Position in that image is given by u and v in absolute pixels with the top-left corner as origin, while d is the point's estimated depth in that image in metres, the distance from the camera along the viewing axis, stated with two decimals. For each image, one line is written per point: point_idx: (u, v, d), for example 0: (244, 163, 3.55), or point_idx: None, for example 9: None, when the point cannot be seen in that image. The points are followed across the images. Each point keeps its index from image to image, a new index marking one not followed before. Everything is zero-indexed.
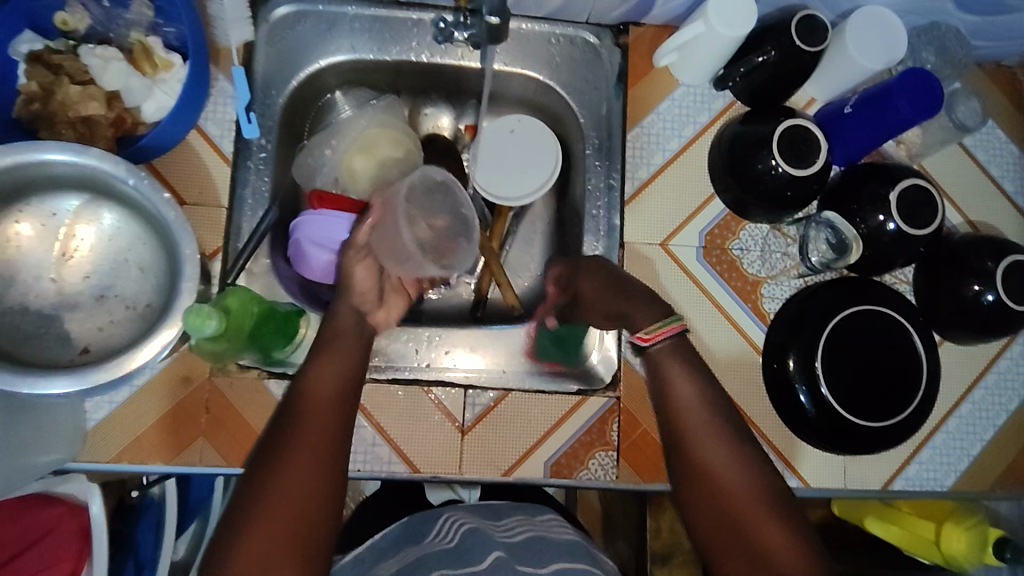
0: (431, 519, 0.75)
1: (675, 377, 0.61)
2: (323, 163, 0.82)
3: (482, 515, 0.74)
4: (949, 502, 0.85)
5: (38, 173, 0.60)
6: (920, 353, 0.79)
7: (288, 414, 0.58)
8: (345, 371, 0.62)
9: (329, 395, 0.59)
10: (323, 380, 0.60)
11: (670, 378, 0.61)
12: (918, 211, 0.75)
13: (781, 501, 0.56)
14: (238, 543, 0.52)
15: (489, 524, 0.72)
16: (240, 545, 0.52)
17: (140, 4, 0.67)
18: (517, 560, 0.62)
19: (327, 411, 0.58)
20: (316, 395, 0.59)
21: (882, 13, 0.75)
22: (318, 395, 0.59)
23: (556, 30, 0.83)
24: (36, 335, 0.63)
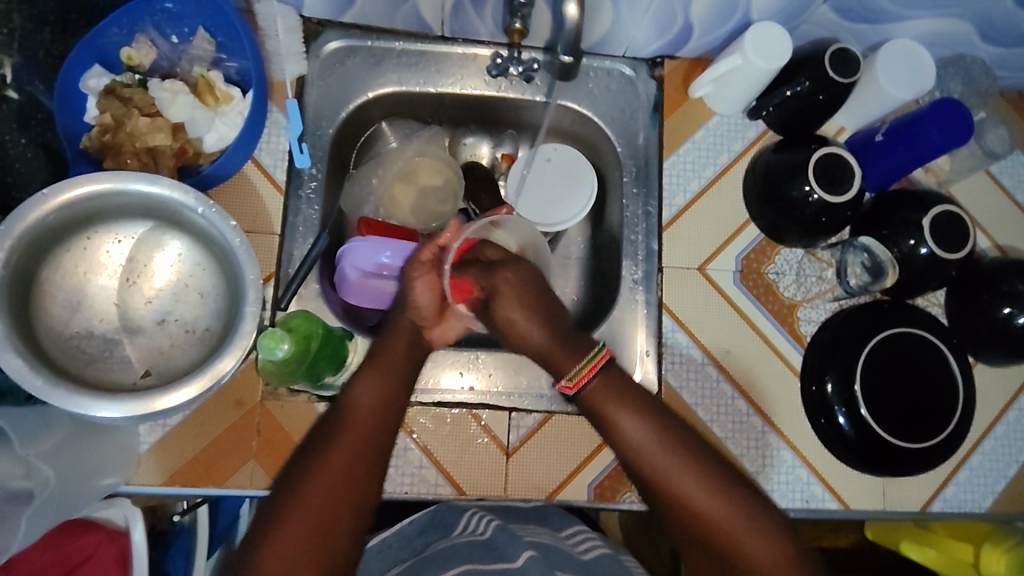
0: (457, 513, 0.73)
1: (614, 416, 0.63)
2: (369, 192, 0.85)
3: (511, 517, 0.72)
4: (986, 523, 0.84)
5: (111, 203, 0.62)
6: (955, 374, 0.80)
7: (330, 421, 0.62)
8: (388, 385, 0.65)
9: (370, 404, 0.63)
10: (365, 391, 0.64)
11: (619, 415, 0.63)
12: (951, 236, 0.77)
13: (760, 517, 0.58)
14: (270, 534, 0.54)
15: (524, 526, 0.70)
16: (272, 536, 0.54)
17: (204, 40, 0.70)
18: (551, 561, 0.62)
19: (369, 419, 0.62)
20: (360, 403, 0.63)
21: (913, 47, 0.78)
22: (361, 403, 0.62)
23: (594, 63, 0.86)
24: (100, 358, 0.65)
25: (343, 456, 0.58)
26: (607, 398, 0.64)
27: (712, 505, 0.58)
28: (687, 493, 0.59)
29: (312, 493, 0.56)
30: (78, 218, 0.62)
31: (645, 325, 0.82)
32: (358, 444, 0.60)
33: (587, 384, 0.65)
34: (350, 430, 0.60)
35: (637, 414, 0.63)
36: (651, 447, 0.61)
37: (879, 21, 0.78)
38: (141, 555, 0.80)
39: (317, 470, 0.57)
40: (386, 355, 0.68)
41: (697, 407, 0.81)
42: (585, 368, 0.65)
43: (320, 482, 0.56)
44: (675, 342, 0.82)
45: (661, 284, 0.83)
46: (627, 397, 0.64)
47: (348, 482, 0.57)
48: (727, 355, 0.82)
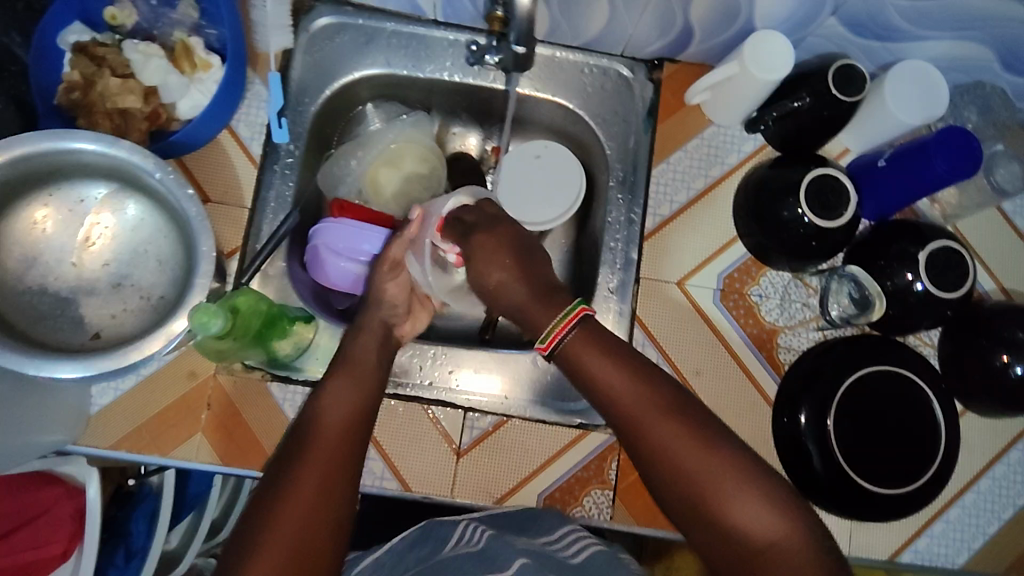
0: (447, 529, 0.67)
1: (593, 366, 0.57)
2: (348, 173, 0.84)
3: (503, 526, 0.67)
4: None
5: (71, 161, 0.62)
6: (938, 421, 0.75)
7: (300, 432, 0.59)
8: (359, 392, 0.62)
9: (342, 418, 0.60)
10: (335, 404, 0.61)
11: (592, 368, 0.57)
12: (947, 273, 0.72)
13: (757, 474, 0.53)
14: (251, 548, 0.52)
15: (517, 538, 0.65)
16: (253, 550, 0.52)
17: (186, 5, 0.69)
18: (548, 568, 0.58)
19: (343, 436, 0.59)
20: (329, 418, 0.60)
21: (923, 68, 0.74)
22: (331, 418, 0.60)
23: (590, 61, 0.83)
24: (51, 317, 0.64)
25: (316, 465, 0.56)
26: (587, 350, 0.57)
27: (708, 467, 0.53)
28: (678, 454, 0.53)
29: (290, 507, 0.54)
30: (38, 174, 0.62)
31: (615, 333, 0.80)
32: (329, 452, 0.57)
33: (569, 335, 0.58)
34: (321, 437, 0.58)
35: (625, 371, 0.56)
36: (626, 395, 0.55)
37: (891, 38, 0.73)
38: (95, 514, 0.80)
39: (293, 480, 0.55)
40: (355, 359, 0.65)
41: None
42: (564, 321, 0.58)
43: (297, 495, 0.54)
44: (644, 356, 0.79)
45: (636, 296, 0.80)
46: (609, 351, 0.57)
47: (324, 497, 0.55)
48: (699, 376, 0.79)
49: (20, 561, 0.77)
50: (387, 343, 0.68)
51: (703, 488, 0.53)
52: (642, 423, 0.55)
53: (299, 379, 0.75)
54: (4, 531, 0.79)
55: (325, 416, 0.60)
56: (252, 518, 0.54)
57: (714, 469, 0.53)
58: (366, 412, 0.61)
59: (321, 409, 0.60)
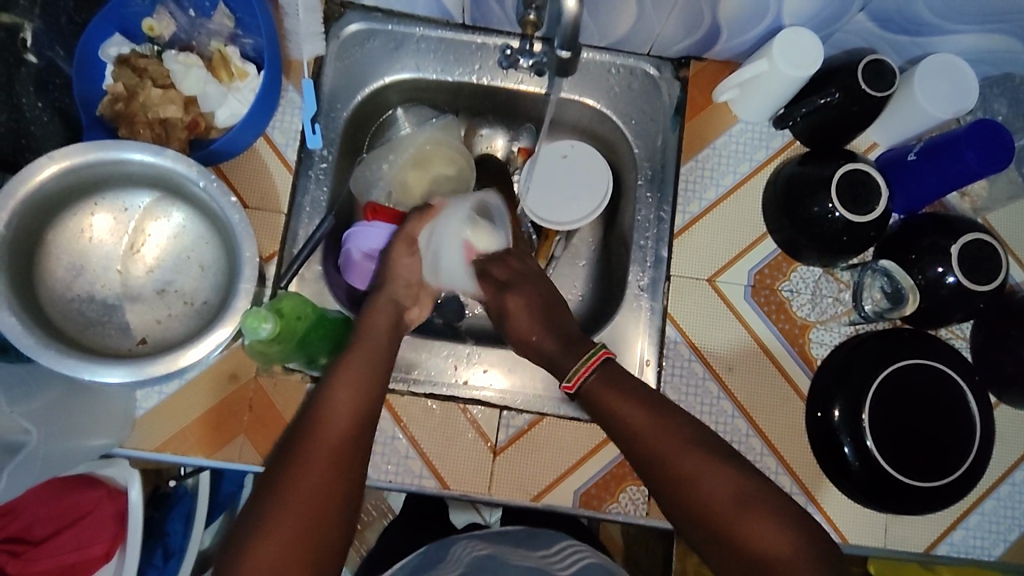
0: (447, 547, 0.75)
1: (613, 400, 0.64)
2: (380, 177, 0.84)
3: (503, 540, 0.75)
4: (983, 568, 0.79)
5: (116, 171, 0.63)
6: (974, 414, 0.75)
7: (310, 408, 0.60)
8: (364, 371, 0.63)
9: (349, 400, 0.60)
10: (340, 387, 0.61)
11: (614, 404, 0.63)
12: (981, 266, 0.72)
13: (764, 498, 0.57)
14: (263, 519, 0.54)
15: (515, 550, 0.73)
16: (265, 521, 0.54)
17: (222, 15, 0.71)
18: None
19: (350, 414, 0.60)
20: (335, 402, 0.60)
21: (955, 62, 0.74)
22: (337, 402, 0.60)
23: (616, 61, 0.84)
24: (98, 323, 0.65)
25: (321, 453, 0.57)
26: (608, 389, 0.64)
27: (717, 491, 0.57)
28: (691, 482, 0.58)
29: (294, 494, 0.55)
30: (84, 184, 0.63)
31: (647, 331, 0.80)
32: (338, 430, 0.58)
33: (592, 376, 0.65)
34: (326, 424, 0.58)
35: (646, 411, 0.62)
36: (636, 420, 0.62)
37: (920, 33, 0.73)
38: (135, 516, 0.81)
39: (299, 468, 0.56)
40: (363, 347, 0.65)
41: (695, 423, 0.78)
42: (584, 366, 0.66)
43: (302, 482, 0.55)
44: (677, 353, 0.79)
45: (668, 293, 0.81)
46: (624, 387, 0.64)
47: (329, 477, 0.56)
48: (732, 372, 0.80)
49: (63, 563, 0.79)
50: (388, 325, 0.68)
51: (715, 508, 0.57)
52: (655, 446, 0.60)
53: None
54: (47, 534, 0.81)
55: (330, 402, 0.60)
56: (257, 508, 0.55)
57: (728, 496, 0.57)
58: (369, 390, 0.62)
59: (328, 396, 0.60)
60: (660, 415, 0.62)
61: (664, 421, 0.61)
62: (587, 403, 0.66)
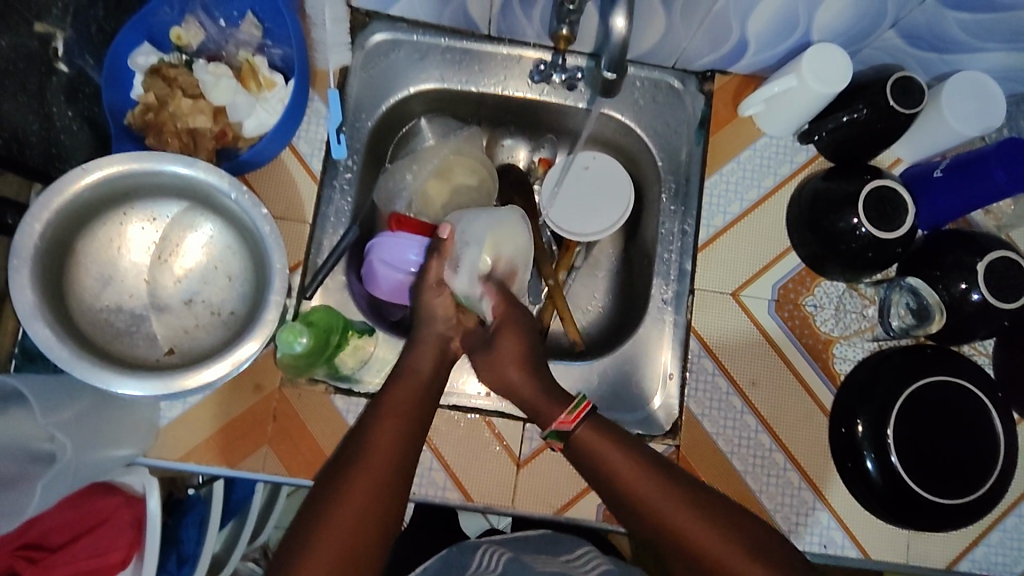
0: (470, 552, 0.74)
1: (603, 453, 0.63)
2: (402, 187, 0.84)
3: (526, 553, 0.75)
4: None
5: (148, 181, 0.63)
6: (997, 431, 0.75)
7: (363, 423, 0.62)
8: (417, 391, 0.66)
9: (400, 416, 0.63)
10: (394, 404, 0.63)
11: (603, 459, 0.63)
12: (1008, 284, 0.72)
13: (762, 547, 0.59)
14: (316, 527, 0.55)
15: (536, 557, 0.73)
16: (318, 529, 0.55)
17: (251, 26, 0.71)
18: None
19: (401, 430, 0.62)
20: (388, 417, 0.62)
21: (983, 80, 0.74)
22: (390, 417, 0.62)
23: (641, 73, 0.84)
24: (126, 333, 0.65)
25: (370, 476, 0.58)
26: (598, 443, 0.63)
27: (713, 544, 0.58)
28: (685, 530, 0.59)
29: (343, 510, 0.56)
30: (116, 194, 0.63)
31: (671, 345, 0.80)
32: (391, 445, 0.60)
33: (583, 425, 0.64)
34: (377, 450, 0.60)
35: (635, 463, 0.62)
36: (628, 478, 0.62)
37: (949, 51, 0.73)
38: (154, 522, 0.80)
39: (348, 492, 0.57)
40: (412, 372, 0.67)
41: (718, 437, 0.78)
42: (574, 413, 0.64)
43: (350, 505, 0.56)
44: (700, 367, 0.79)
45: (692, 307, 0.80)
46: (614, 441, 0.63)
47: (382, 485, 0.58)
48: (755, 386, 0.80)
49: (80, 569, 0.77)
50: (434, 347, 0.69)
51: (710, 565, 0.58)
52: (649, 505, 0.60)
53: (360, 392, 0.75)
54: (64, 540, 0.79)
55: (382, 426, 0.61)
56: (302, 526, 0.55)
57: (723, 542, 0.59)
58: (420, 410, 0.64)
59: (376, 417, 0.62)
60: (643, 466, 0.62)
61: (655, 478, 0.61)
62: (577, 452, 0.64)
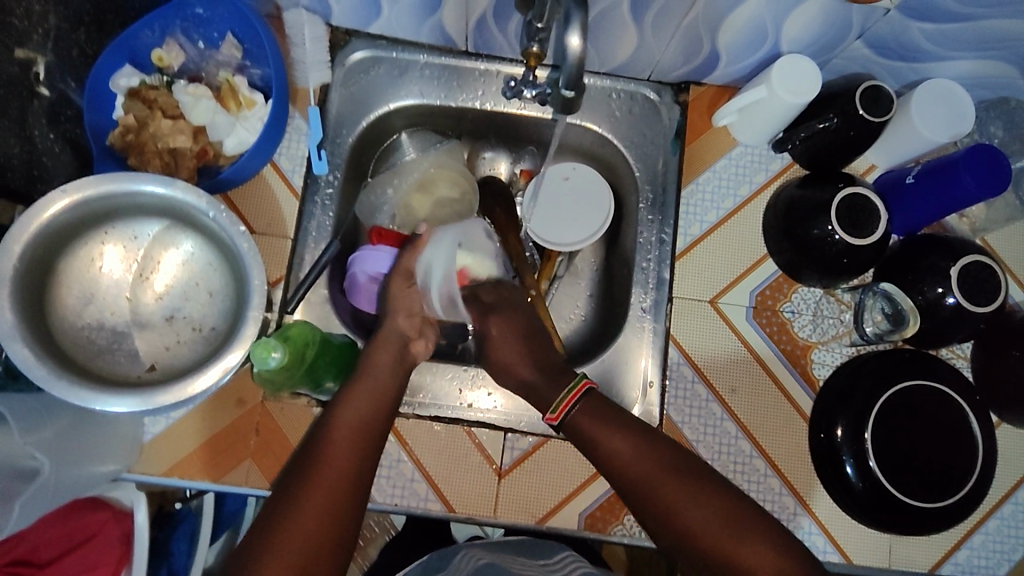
0: (449, 556, 0.76)
1: (598, 434, 0.66)
2: (384, 202, 0.86)
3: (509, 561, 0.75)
4: None
5: (127, 202, 0.64)
6: (975, 434, 0.76)
7: (324, 425, 0.63)
8: (378, 390, 0.66)
9: (362, 417, 0.63)
10: (354, 405, 0.64)
11: (602, 438, 0.66)
12: (980, 288, 0.73)
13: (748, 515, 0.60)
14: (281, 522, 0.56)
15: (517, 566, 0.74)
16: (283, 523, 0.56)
17: (230, 46, 0.73)
18: None
19: (362, 430, 0.63)
20: (348, 418, 0.63)
21: (951, 86, 0.75)
22: (351, 417, 0.63)
23: (618, 86, 0.85)
24: (108, 350, 0.66)
25: (325, 487, 0.58)
26: (593, 423, 0.67)
27: (697, 515, 0.60)
28: (673, 502, 0.61)
29: (307, 505, 0.57)
30: (96, 214, 0.64)
31: (651, 353, 0.81)
32: (351, 444, 0.61)
33: (574, 409, 0.68)
34: (337, 446, 0.61)
35: (629, 438, 0.65)
36: (621, 450, 0.64)
37: (917, 59, 0.74)
38: (142, 536, 0.80)
39: (302, 503, 0.57)
40: (369, 379, 0.66)
41: (699, 444, 0.79)
42: (570, 394, 0.68)
43: (312, 500, 0.57)
44: (680, 375, 0.80)
45: (670, 315, 0.81)
46: (609, 418, 0.67)
47: (344, 478, 0.59)
48: (734, 393, 0.80)
49: None
50: (396, 352, 0.69)
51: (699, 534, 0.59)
52: (644, 478, 0.63)
53: None
54: (52, 557, 0.79)
55: (336, 434, 0.61)
56: (256, 538, 0.55)
57: (714, 513, 0.60)
58: (384, 409, 0.65)
59: (338, 418, 0.63)
60: (638, 440, 0.65)
61: (648, 451, 0.64)
62: (572, 432, 0.68)
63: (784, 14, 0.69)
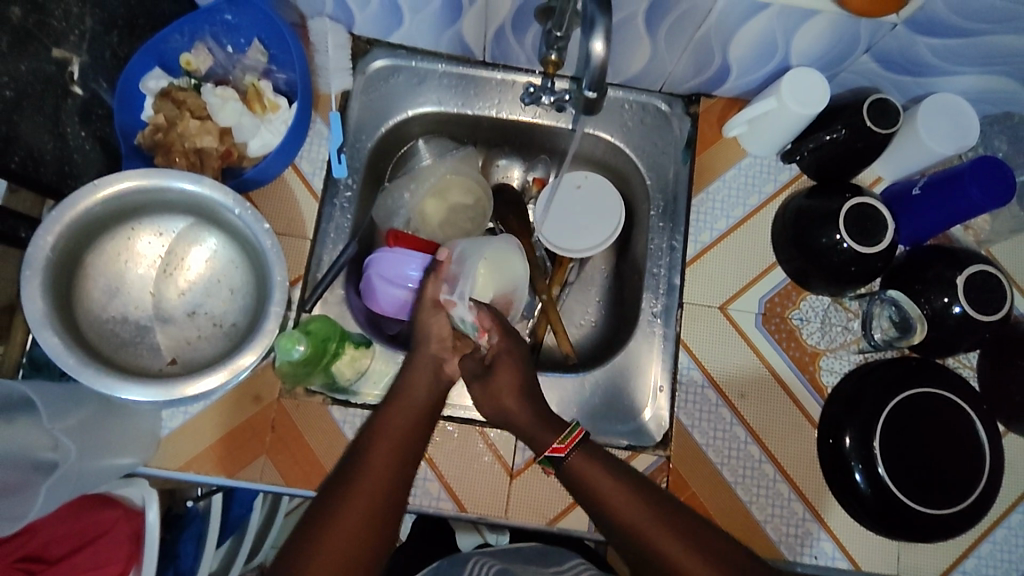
0: (461, 564, 0.75)
1: (598, 484, 0.64)
2: (401, 206, 0.87)
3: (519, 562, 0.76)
4: None
5: (156, 198, 0.66)
6: (983, 441, 0.76)
7: (366, 434, 0.65)
8: (421, 402, 0.68)
9: (402, 426, 0.65)
10: (395, 416, 0.66)
11: (598, 492, 0.63)
12: (987, 297, 0.74)
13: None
14: (326, 521, 0.58)
15: (527, 567, 0.74)
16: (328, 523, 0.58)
17: (257, 52, 0.75)
18: None
19: (401, 439, 0.65)
20: (389, 427, 0.65)
21: (956, 101, 0.77)
22: (392, 427, 0.65)
23: (630, 97, 0.88)
24: (131, 343, 0.68)
25: (366, 490, 0.60)
26: (589, 473, 0.64)
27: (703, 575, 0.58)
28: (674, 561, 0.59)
29: (352, 504, 0.59)
30: (125, 210, 0.66)
31: (661, 358, 0.82)
32: (392, 452, 0.63)
33: (575, 451, 0.65)
34: (381, 451, 0.63)
35: (625, 493, 0.63)
36: (615, 509, 0.62)
37: (922, 74, 0.77)
38: (153, 535, 0.81)
39: (344, 504, 0.59)
40: (411, 389, 0.68)
41: (708, 448, 0.79)
42: (568, 438, 0.66)
43: (355, 503, 0.59)
44: (690, 379, 0.81)
45: (680, 320, 0.83)
46: (605, 471, 0.64)
47: (385, 481, 0.61)
48: (743, 397, 0.81)
49: None
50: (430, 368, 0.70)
51: None
52: (647, 536, 0.61)
53: (358, 403, 0.77)
54: (65, 552, 0.79)
55: (377, 441, 0.64)
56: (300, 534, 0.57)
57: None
58: (423, 421, 0.67)
59: (379, 426, 0.65)
60: (632, 493, 0.63)
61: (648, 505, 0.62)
62: (568, 478, 0.65)
63: (794, 28, 0.71)
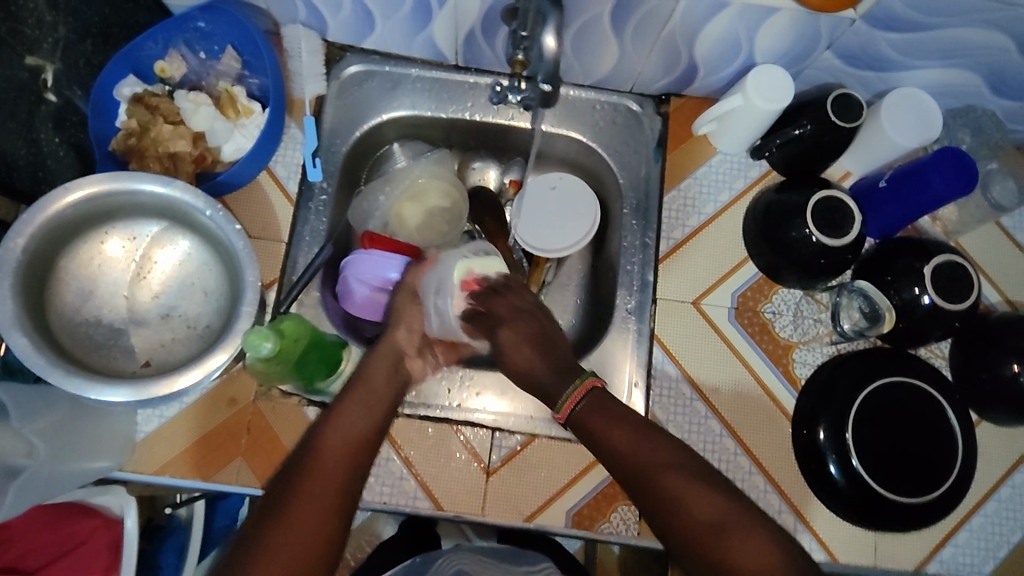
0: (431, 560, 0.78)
1: (603, 426, 0.62)
2: (376, 208, 0.88)
3: None
4: None
5: (128, 201, 0.67)
6: (955, 429, 0.77)
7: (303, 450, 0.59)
8: (367, 414, 0.63)
9: (344, 444, 0.60)
10: (337, 431, 0.61)
11: (604, 434, 0.62)
12: (954, 286, 0.75)
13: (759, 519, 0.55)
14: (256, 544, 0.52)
15: None
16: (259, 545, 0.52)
17: (229, 58, 0.76)
18: None
19: (344, 456, 0.59)
20: (330, 443, 0.59)
21: (916, 95, 0.79)
22: (332, 443, 0.59)
23: (601, 98, 0.89)
24: (104, 345, 0.68)
25: (310, 495, 0.55)
26: (597, 419, 0.63)
27: (707, 507, 0.55)
28: (672, 491, 0.57)
29: (289, 525, 0.53)
30: (98, 214, 0.67)
31: (635, 354, 0.83)
32: (334, 467, 0.58)
33: (579, 406, 0.64)
34: (320, 467, 0.57)
35: (625, 428, 0.62)
36: (618, 440, 0.61)
37: (884, 69, 0.78)
38: (131, 545, 0.80)
39: (286, 513, 0.54)
40: (360, 390, 0.65)
41: (684, 442, 0.80)
42: (574, 392, 0.65)
43: (295, 520, 0.54)
44: (665, 374, 0.82)
45: (654, 316, 0.83)
46: (618, 416, 0.63)
47: (329, 493, 0.56)
48: (718, 390, 0.82)
49: None
50: (390, 364, 0.69)
51: (702, 524, 0.55)
52: (643, 475, 0.59)
53: None
54: (43, 563, 0.78)
55: (327, 439, 0.60)
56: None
57: (715, 514, 0.55)
58: (371, 434, 0.62)
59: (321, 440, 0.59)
60: (639, 437, 0.61)
61: (651, 446, 0.60)
62: (578, 429, 0.64)
63: (755, 26, 0.73)
